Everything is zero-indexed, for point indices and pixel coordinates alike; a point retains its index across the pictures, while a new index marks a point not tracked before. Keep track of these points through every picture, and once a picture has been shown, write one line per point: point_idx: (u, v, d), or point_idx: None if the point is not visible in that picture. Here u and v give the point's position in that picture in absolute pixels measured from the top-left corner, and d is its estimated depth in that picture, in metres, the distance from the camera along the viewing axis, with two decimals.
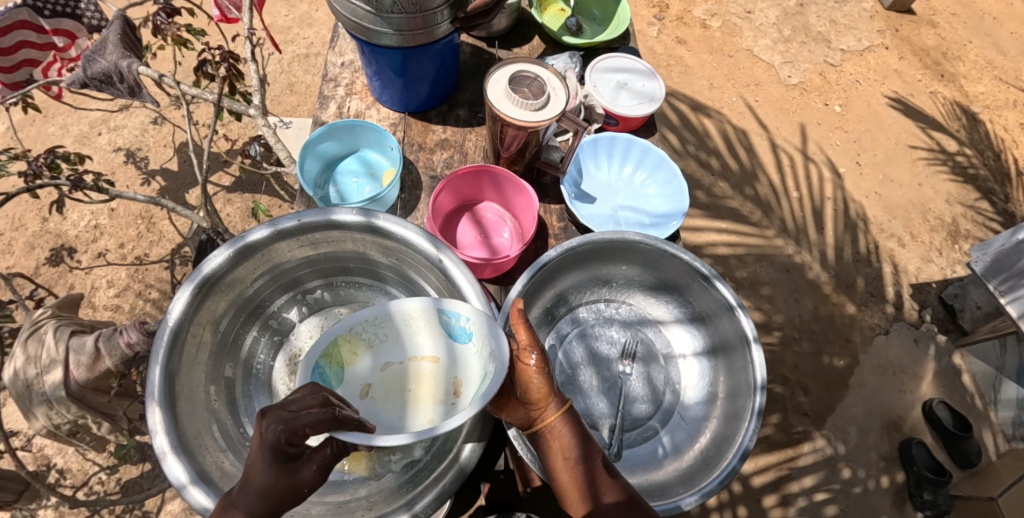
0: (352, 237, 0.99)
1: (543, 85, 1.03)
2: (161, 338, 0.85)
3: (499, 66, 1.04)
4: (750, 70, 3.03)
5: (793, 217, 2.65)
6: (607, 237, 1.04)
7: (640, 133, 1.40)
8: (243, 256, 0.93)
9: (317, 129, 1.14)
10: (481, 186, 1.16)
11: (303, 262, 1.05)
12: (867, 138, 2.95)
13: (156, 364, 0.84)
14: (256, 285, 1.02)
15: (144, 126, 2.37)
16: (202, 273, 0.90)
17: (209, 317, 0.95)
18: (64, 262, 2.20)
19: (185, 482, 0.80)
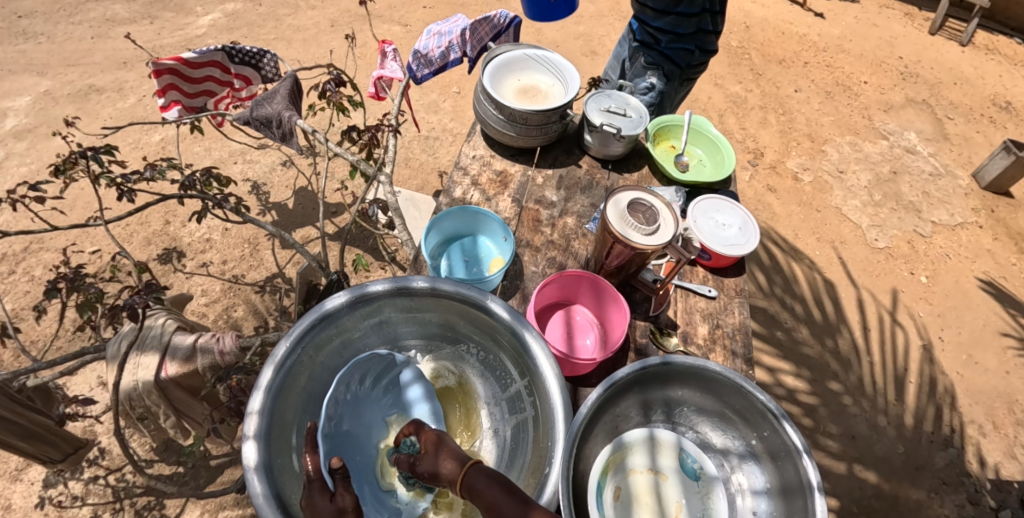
0: (498, 332, 1.09)
1: (656, 215, 1.16)
2: (302, 322, 1.02)
3: (618, 192, 1.18)
4: (836, 226, 3.08)
5: (861, 380, 2.57)
6: (676, 361, 1.11)
7: (729, 272, 1.47)
8: (400, 292, 1.08)
9: (447, 210, 1.30)
10: (577, 290, 1.26)
11: (445, 323, 1.16)
12: (951, 314, 2.86)
13: (287, 338, 1.00)
14: (397, 321, 1.16)
15: (274, 166, 2.69)
16: (363, 291, 1.06)
17: (345, 326, 1.09)
18: (172, 263, 2.44)
19: (253, 466, 0.88)
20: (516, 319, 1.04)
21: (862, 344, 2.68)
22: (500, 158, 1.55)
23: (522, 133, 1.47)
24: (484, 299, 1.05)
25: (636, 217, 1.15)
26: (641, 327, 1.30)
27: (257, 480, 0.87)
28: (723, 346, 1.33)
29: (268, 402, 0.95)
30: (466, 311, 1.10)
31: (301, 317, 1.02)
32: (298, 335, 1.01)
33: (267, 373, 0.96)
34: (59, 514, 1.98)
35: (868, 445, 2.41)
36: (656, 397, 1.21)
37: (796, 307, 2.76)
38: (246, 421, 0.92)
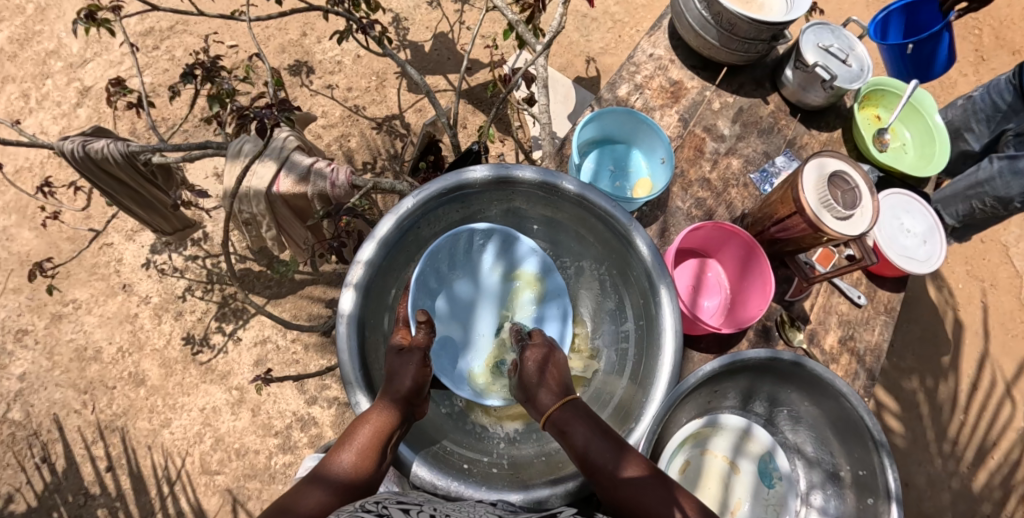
0: (631, 268, 0.97)
1: (858, 199, 0.94)
2: (437, 184, 0.92)
3: (823, 155, 0.98)
4: (994, 264, 2.66)
5: (943, 434, 2.36)
6: (800, 361, 0.97)
7: (887, 284, 1.26)
8: (546, 188, 0.96)
9: (612, 108, 1.16)
10: (726, 246, 1.11)
11: (578, 232, 1.05)
12: None
13: (418, 193, 0.91)
14: (528, 212, 1.06)
15: (420, 2, 2.51)
16: (507, 172, 0.94)
17: (475, 197, 1.00)
18: (301, 77, 2.43)
19: (344, 314, 0.86)
20: (654, 262, 0.91)
21: (962, 398, 2.42)
22: (680, 67, 1.34)
23: (717, 44, 1.24)
24: (628, 225, 0.92)
25: (832, 193, 0.94)
26: (771, 309, 1.16)
27: (344, 331, 0.85)
28: (849, 359, 1.18)
29: (376, 255, 0.91)
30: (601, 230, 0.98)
31: (436, 177, 0.92)
32: (428, 196, 0.92)
33: (385, 222, 0.90)
34: (161, 277, 2.19)
35: (917, 498, 2.29)
36: (758, 388, 1.09)
37: (906, 334, 2.51)
38: (350, 268, 0.88)
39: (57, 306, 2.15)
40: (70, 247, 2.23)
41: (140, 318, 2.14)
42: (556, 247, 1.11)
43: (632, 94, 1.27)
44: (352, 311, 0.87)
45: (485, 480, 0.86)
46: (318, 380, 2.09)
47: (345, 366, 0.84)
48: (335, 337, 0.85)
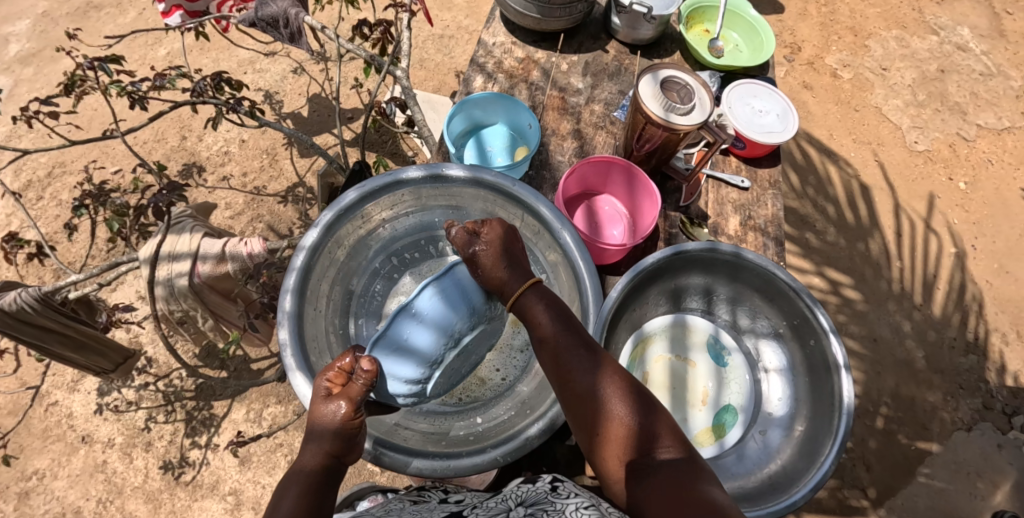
0: (546, 242, 1.06)
1: (693, 93, 1.06)
2: (376, 182, 1.04)
3: (654, 68, 1.09)
4: (875, 127, 2.97)
5: (887, 285, 2.56)
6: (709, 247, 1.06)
7: (764, 163, 1.40)
8: (473, 182, 1.07)
9: (463, 98, 1.25)
10: (637, 183, 1.18)
11: (492, 219, 1.13)
12: (989, 223, 2.86)
13: (357, 189, 1.03)
14: (463, 206, 1.13)
15: (285, 74, 2.61)
16: (439, 171, 1.07)
17: (409, 198, 1.10)
18: (193, 178, 2.45)
19: (286, 313, 0.96)
20: (554, 219, 1.01)
21: (888, 248, 2.70)
22: (522, 46, 1.47)
23: (545, 13, 1.37)
24: (517, 186, 1.03)
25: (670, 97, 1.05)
26: (671, 218, 1.26)
27: (288, 350, 0.94)
28: (754, 235, 1.30)
29: (310, 261, 1.01)
30: (505, 205, 1.08)
31: (375, 177, 1.04)
32: (367, 192, 1.04)
33: (325, 218, 1.02)
34: (118, 417, 2.12)
35: (890, 350, 2.43)
36: (683, 285, 1.17)
37: (827, 210, 2.75)
38: (287, 274, 0.99)
39: (20, 483, 2.05)
40: (11, 419, 2.13)
41: (111, 463, 2.06)
42: None
43: (488, 81, 1.39)
44: (292, 310, 0.97)
45: (468, 446, 0.94)
46: None
47: (284, 351, 0.94)
48: (278, 335, 0.95)
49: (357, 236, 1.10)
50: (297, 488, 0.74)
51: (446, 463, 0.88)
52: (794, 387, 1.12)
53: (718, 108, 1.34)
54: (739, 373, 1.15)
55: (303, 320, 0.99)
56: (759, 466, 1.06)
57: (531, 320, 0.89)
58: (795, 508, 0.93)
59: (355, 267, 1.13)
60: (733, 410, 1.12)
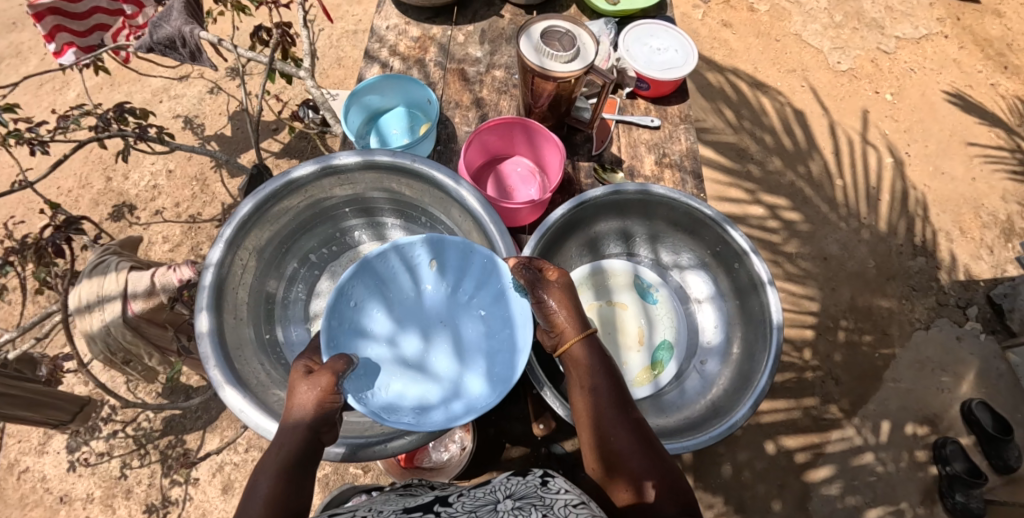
0: (455, 210, 1.06)
1: (575, 38, 1.06)
2: (268, 186, 1.01)
3: (533, 21, 1.07)
4: (798, 55, 3.03)
5: (830, 205, 2.64)
6: (613, 190, 1.06)
7: (672, 99, 1.41)
8: (368, 166, 1.05)
9: (352, 89, 1.20)
10: (541, 138, 1.17)
11: (399, 199, 1.13)
12: (919, 129, 2.95)
13: (250, 198, 1.00)
14: (369, 192, 1.13)
15: (202, 95, 2.60)
16: (330, 162, 1.03)
17: (308, 196, 1.08)
18: (125, 218, 2.39)
19: (203, 333, 0.94)
20: (456, 185, 1.01)
21: (828, 169, 2.77)
22: (417, 24, 1.44)
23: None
24: (415, 162, 1.02)
25: (553, 45, 1.05)
26: (584, 168, 1.26)
27: (214, 368, 0.93)
28: (672, 171, 1.31)
29: (220, 276, 0.99)
30: (408, 182, 1.07)
31: (267, 181, 1.01)
32: (261, 198, 1.01)
33: (225, 233, 0.99)
34: (90, 470, 2.08)
35: (842, 265, 2.50)
36: (601, 232, 1.18)
37: (765, 139, 2.78)
38: (199, 294, 0.97)
39: None
40: None
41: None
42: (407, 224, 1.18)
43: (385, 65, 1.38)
44: (210, 327, 0.95)
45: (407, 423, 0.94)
46: None
47: (210, 368, 0.93)
48: (200, 355, 0.93)
49: (266, 242, 1.09)
50: (267, 482, 0.74)
51: (385, 444, 0.89)
52: (724, 312, 1.15)
53: (616, 53, 1.35)
54: (670, 309, 1.17)
55: (224, 334, 0.97)
56: (703, 393, 1.09)
57: (556, 327, 0.91)
58: (740, 426, 0.94)
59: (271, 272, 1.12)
60: (670, 345, 1.14)
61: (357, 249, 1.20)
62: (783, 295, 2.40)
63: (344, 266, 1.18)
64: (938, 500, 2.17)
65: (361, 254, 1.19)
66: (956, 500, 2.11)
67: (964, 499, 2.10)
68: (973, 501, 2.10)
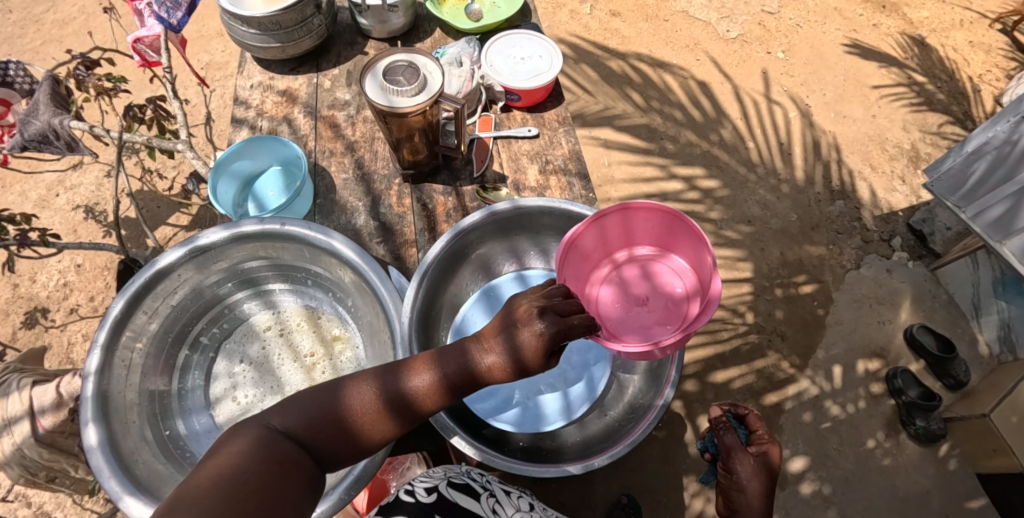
0: (332, 262, 1.08)
1: (417, 70, 1.06)
2: (135, 281, 1.00)
3: (372, 63, 1.07)
4: (688, 31, 3.15)
5: (747, 166, 2.71)
6: (488, 212, 1.06)
7: (548, 103, 1.42)
8: (237, 239, 1.07)
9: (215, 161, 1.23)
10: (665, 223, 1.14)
11: (274, 263, 1.15)
12: (814, 78, 3.09)
13: (121, 298, 0.99)
14: (245, 263, 1.14)
15: (100, 180, 2.51)
16: (197, 244, 1.04)
17: (183, 281, 1.08)
18: (39, 323, 2.26)
19: (93, 447, 0.90)
20: (325, 235, 1.03)
21: (739, 132, 2.81)
22: (281, 78, 1.49)
23: (287, 41, 1.39)
24: (282, 223, 1.04)
25: (395, 80, 1.05)
26: (468, 192, 1.27)
27: (111, 479, 0.88)
28: (558, 176, 1.30)
29: (103, 384, 0.95)
30: (280, 245, 1.10)
31: (132, 276, 1.01)
32: (131, 295, 1.00)
33: (101, 338, 0.97)
34: None
35: (766, 223, 2.57)
36: (492, 253, 1.18)
37: (675, 116, 2.82)
38: (82, 407, 0.93)
39: None
40: None
41: None
42: (292, 286, 1.21)
43: (256, 128, 1.40)
44: (101, 441, 0.91)
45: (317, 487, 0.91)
46: None
47: (108, 482, 0.87)
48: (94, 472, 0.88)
49: (150, 335, 1.07)
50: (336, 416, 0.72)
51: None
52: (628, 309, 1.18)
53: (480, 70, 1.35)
54: None
55: (119, 444, 0.93)
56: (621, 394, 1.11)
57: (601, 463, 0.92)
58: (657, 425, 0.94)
59: (163, 365, 1.10)
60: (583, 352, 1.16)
61: (251, 327, 1.20)
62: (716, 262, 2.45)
63: (237, 339, 1.19)
64: (901, 430, 2.19)
65: (251, 325, 1.20)
66: (918, 425, 2.13)
67: (925, 423, 2.13)
68: (933, 424, 2.13)
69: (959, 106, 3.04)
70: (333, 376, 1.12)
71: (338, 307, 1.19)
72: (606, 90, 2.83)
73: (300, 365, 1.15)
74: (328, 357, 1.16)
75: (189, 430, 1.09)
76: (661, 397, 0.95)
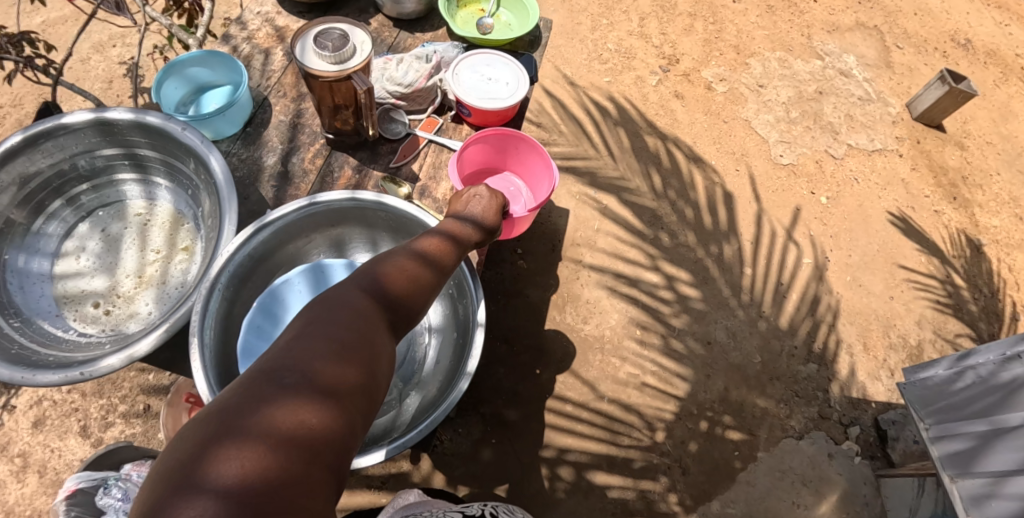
0: (206, 182, 1.11)
1: (347, 41, 1.05)
2: (38, 124, 1.05)
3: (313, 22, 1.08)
4: (740, 139, 3.01)
5: (734, 291, 2.56)
6: (350, 197, 1.11)
7: (503, 134, 1.39)
8: (143, 128, 1.11)
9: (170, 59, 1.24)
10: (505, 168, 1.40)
11: (166, 163, 1.19)
12: (848, 236, 2.93)
13: (20, 133, 1.04)
14: (141, 149, 1.17)
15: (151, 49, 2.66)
16: (105, 116, 1.09)
17: (83, 142, 1.12)
18: None
19: None
20: (210, 157, 1.06)
21: (743, 255, 2.68)
22: (286, 15, 1.52)
23: None
24: (186, 130, 1.08)
25: (321, 41, 1.05)
26: (375, 178, 1.28)
27: None
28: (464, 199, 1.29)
29: None
30: (175, 148, 1.13)
31: (38, 120, 1.05)
32: (31, 134, 1.05)
33: None
34: None
35: (724, 353, 2.42)
36: (350, 235, 1.22)
37: (683, 214, 2.69)
38: None
39: None
40: None
41: None
42: (173, 187, 1.23)
43: (235, 46, 1.43)
44: None
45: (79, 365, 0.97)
46: (100, 420, 1.99)
47: None
48: None
49: (38, 177, 1.11)
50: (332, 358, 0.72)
51: (36, 376, 0.93)
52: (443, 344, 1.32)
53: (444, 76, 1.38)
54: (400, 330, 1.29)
55: None
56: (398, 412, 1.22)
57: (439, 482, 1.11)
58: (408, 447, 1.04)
59: (31, 202, 1.12)
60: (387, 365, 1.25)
61: (122, 205, 1.23)
62: (656, 367, 2.32)
63: (107, 210, 1.22)
64: None
65: (124, 205, 1.23)
66: None
67: None
68: None
69: (987, 327, 2.80)
70: (161, 280, 1.16)
71: (198, 226, 1.20)
72: (630, 161, 2.76)
73: (142, 257, 1.18)
74: (166, 261, 1.18)
75: (21, 268, 1.11)
76: (401, 438, 1.04)
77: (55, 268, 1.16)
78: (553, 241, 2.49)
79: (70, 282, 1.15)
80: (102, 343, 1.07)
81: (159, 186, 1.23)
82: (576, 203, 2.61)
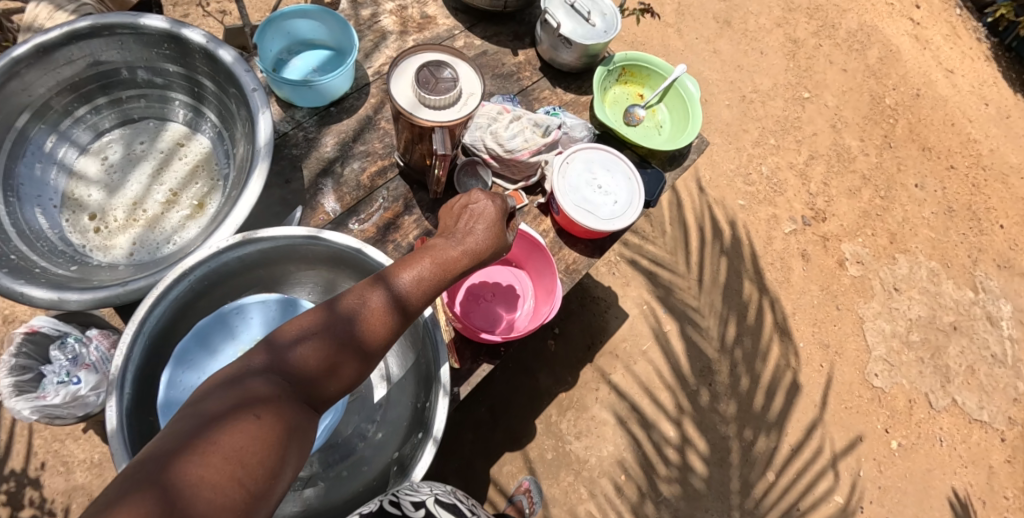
0: (245, 145, 1.02)
1: (453, 89, 0.87)
2: (115, 16, 0.98)
3: (435, 52, 0.91)
4: (842, 334, 2.62)
5: (744, 490, 2.20)
6: (354, 247, 0.92)
7: (582, 248, 1.16)
8: (211, 59, 1.02)
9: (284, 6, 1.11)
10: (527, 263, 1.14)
11: (220, 106, 1.08)
12: (902, 500, 2.47)
13: (95, 17, 0.97)
14: (203, 81, 1.08)
15: None
16: (180, 32, 1.01)
17: (155, 51, 1.05)
18: None
19: None
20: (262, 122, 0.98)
21: (777, 458, 2.31)
22: (440, 6, 1.36)
23: None
24: (255, 94, 0.99)
25: (423, 74, 0.87)
26: (423, 225, 1.11)
27: None
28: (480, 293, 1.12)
29: (21, 62, 0.95)
30: (235, 97, 1.03)
31: (117, 12, 0.98)
32: (106, 22, 0.98)
33: (55, 30, 0.96)
34: None
35: None
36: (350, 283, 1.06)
37: (736, 379, 2.35)
38: None
39: None
40: None
41: None
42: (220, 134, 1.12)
43: (371, 15, 1.29)
44: None
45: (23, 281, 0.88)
46: None
47: None
48: None
49: (98, 65, 1.04)
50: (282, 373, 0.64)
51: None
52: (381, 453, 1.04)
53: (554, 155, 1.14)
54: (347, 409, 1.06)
55: None
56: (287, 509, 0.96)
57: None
58: None
59: (80, 86, 1.05)
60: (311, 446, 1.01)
61: (165, 122, 1.14)
62: None
63: (151, 128, 1.13)
64: None
65: (167, 127, 1.14)
66: None
67: None
68: None
69: None
70: (156, 222, 1.06)
71: (218, 186, 1.09)
72: (714, 297, 2.44)
73: (149, 188, 1.08)
74: (171, 206, 1.08)
75: (47, 149, 1.05)
76: None
77: (79, 162, 1.09)
78: (592, 337, 2.24)
79: (83, 182, 1.08)
80: (69, 262, 0.99)
81: (206, 125, 1.12)
82: (636, 312, 2.33)
